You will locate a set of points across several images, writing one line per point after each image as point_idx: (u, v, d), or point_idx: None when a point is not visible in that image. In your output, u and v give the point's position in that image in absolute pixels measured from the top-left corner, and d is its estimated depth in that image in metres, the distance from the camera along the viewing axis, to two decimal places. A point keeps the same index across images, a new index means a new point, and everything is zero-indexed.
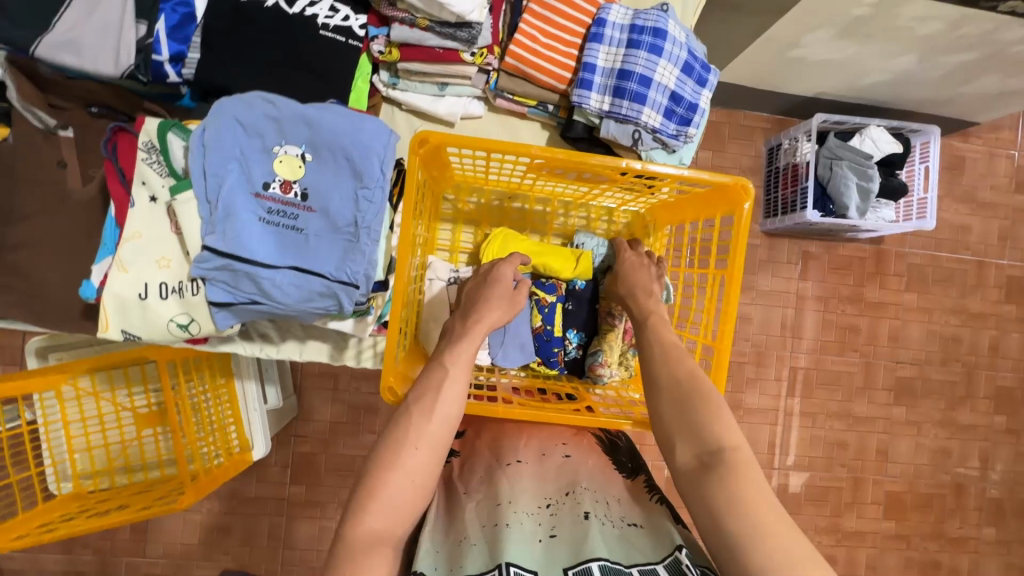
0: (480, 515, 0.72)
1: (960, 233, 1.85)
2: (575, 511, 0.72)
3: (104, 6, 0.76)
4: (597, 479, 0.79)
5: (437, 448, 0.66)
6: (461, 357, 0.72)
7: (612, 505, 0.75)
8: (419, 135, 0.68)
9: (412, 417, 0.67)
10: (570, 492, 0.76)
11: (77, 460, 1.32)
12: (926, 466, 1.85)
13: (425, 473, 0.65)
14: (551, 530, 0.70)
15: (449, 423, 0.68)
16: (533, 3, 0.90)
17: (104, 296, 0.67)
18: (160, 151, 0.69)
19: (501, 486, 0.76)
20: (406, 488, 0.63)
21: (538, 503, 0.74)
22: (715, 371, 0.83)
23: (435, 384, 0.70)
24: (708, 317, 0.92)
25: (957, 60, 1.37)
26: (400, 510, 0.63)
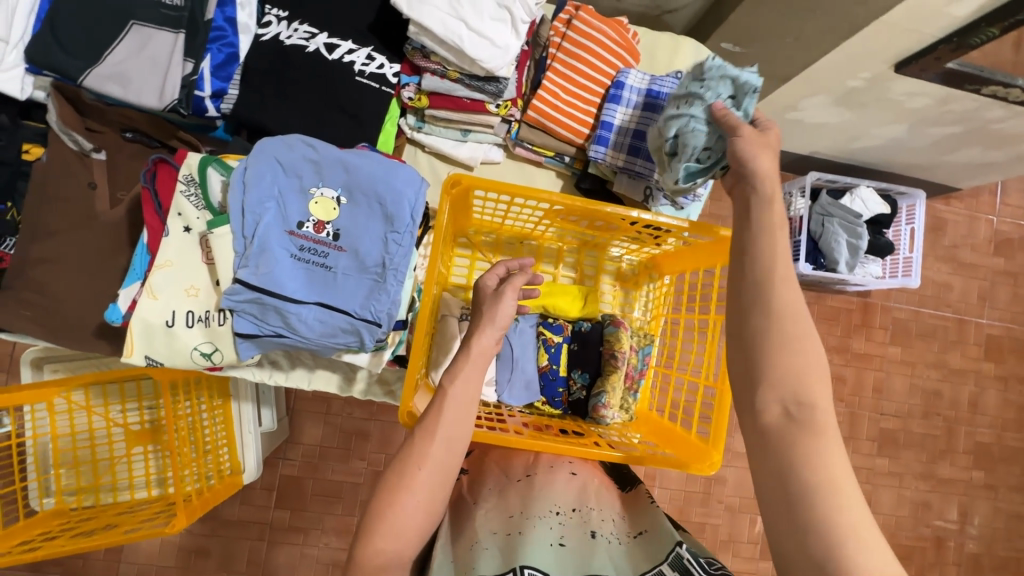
0: (490, 523, 0.73)
1: (942, 291, 1.93)
2: (582, 527, 0.73)
3: (155, 41, 0.80)
4: (602, 495, 0.80)
5: (441, 471, 0.68)
6: (463, 378, 0.73)
7: (618, 521, 0.76)
8: (452, 177, 0.73)
9: (416, 439, 0.69)
10: (578, 509, 0.76)
11: (63, 476, 1.29)
12: (907, 517, 1.88)
13: (435, 491, 0.68)
14: (562, 537, 0.70)
15: (454, 443, 0.70)
16: (556, 62, 0.97)
17: (132, 320, 0.69)
18: (198, 184, 0.72)
19: (513, 500, 0.77)
20: (416, 509, 0.66)
21: (548, 508, 0.75)
22: (718, 419, 0.84)
23: (438, 404, 0.71)
24: (709, 361, 0.93)
25: (943, 132, 1.46)
26: (410, 530, 0.66)
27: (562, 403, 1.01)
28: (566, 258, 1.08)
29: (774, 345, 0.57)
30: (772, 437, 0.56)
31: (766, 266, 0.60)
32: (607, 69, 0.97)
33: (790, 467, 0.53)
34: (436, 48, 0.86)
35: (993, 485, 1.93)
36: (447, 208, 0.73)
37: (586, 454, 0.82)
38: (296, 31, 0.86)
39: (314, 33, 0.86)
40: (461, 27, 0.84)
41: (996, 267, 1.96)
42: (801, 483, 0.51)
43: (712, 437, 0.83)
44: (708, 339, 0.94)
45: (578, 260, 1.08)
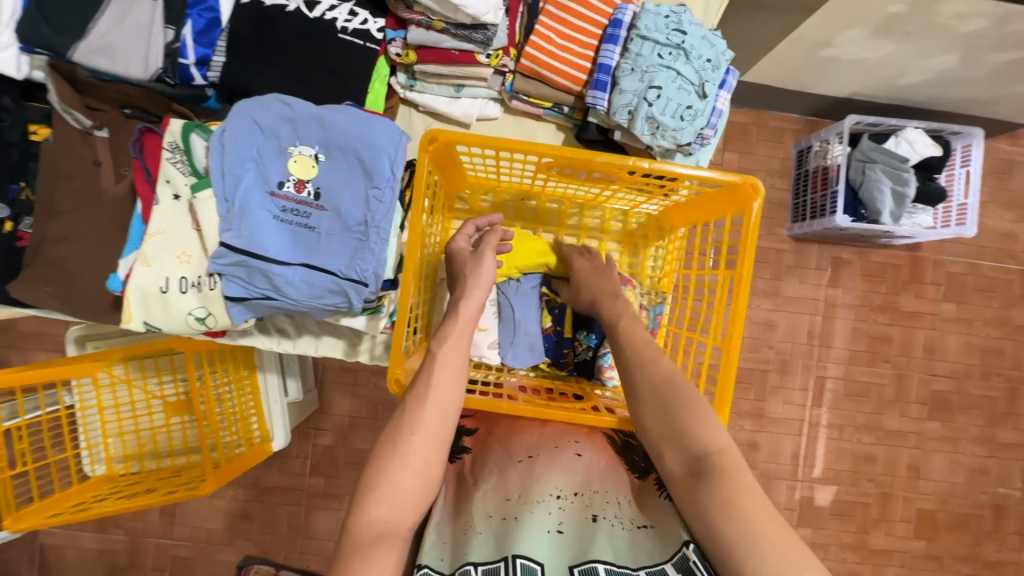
0: (487, 505, 0.71)
1: (1005, 240, 1.76)
2: (583, 511, 0.70)
3: (136, 10, 0.80)
4: (608, 478, 0.76)
5: (433, 436, 0.68)
6: (451, 345, 0.73)
7: (624, 505, 0.72)
8: (429, 133, 0.70)
9: (407, 405, 0.69)
10: (580, 492, 0.73)
11: (110, 444, 1.39)
12: (961, 484, 1.76)
13: (427, 460, 0.67)
14: (560, 523, 0.67)
15: (446, 410, 0.70)
16: (549, 5, 0.91)
17: (128, 288, 0.71)
18: (183, 151, 0.72)
19: (512, 482, 0.74)
20: (408, 477, 0.66)
21: (548, 493, 0.71)
22: (725, 372, 0.81)
23: (428, 368, 0.72)
24: (718, 318, 0.88)
25: (1004, 59, 1.30)
26: (404, 501, 0.65)
27: (568, 364, 0.99)
28: (570, 219, 1.05)
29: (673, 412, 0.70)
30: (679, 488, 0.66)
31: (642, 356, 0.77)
32: (602, 8, 0.91)
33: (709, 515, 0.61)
34: None
35: None
36: (428, 166, 0.70)
37: (586, 420, 0.79)
38: None
39: None
40: None
41: None
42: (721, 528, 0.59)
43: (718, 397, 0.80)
44: (718, 297, 0.89)
45: (582, 220, 1.05)
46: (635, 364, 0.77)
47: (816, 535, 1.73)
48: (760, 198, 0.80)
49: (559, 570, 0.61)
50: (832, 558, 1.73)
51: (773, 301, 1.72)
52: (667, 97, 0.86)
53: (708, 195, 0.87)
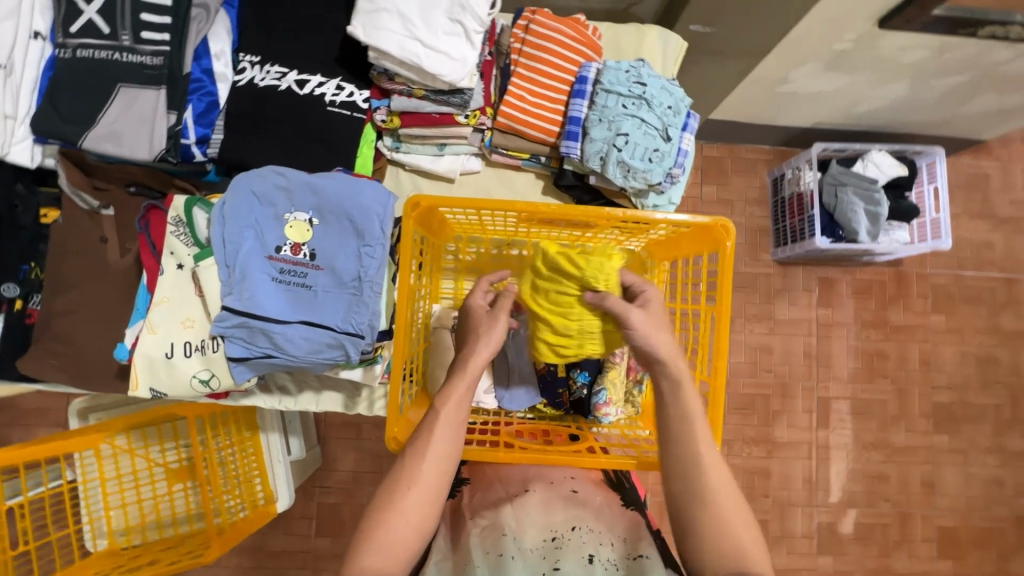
0: (483, 543, 0.72)
1: (982, 250, 1.82)
2: (580, 550, 0.71)
3: (140, 99, 0.84)
4: (602, 514, 0.78)
5: (430, 490, 0.69)
6: (454, 401, 0.73)
7: (616, 545, 0.73)
8: (412, 198, 0.74)
9: (406, 458, 0.70)
10: (576, 527, 0.74)
11: (113, 517, 1.37)
12: (979, 498, 1.74)
13: (423, 509, 0.68)
14: (555, 563, 0.69)
15: (445, 464, 0.70)
16: (519, 67, 0.99)
17: (135, 355, 0.74)
18: (186, 224, 0.77)
19: (508, 518, 0.75)
20: (404, 530, 0.66)
21: (543, 536, 0.73)
22: (714, 406, 0.83)
23: (428, 426, 0.72)
24: (703, 353, 0.91)
25: (950, 83, 1.40)
26: (398, 549, 0.66)
27: (564, 403, 1.00)
28: None
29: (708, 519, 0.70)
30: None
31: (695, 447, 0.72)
32: (569, 66, 0.99)
33: None
34: (397, 69, 0.90)
35: None
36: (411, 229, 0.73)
37: (589, 464, 0.78)
38: (268, 73, 0.91)
39: (284, 72, 0.91)
40: (418, 45, 0.87)
41: None
42: None
43: (709, 430, 0.82)
44: (699, 328, 0.92)
45: None
46: (676, 460, 0.73)
47: (838, 562, 1.68)
48: (731, 237, 0.86)
49: None
50: None
51: (766, 325, 1.75)
52: (635, 143, 0.93)
53: (683, 233, 0.92)
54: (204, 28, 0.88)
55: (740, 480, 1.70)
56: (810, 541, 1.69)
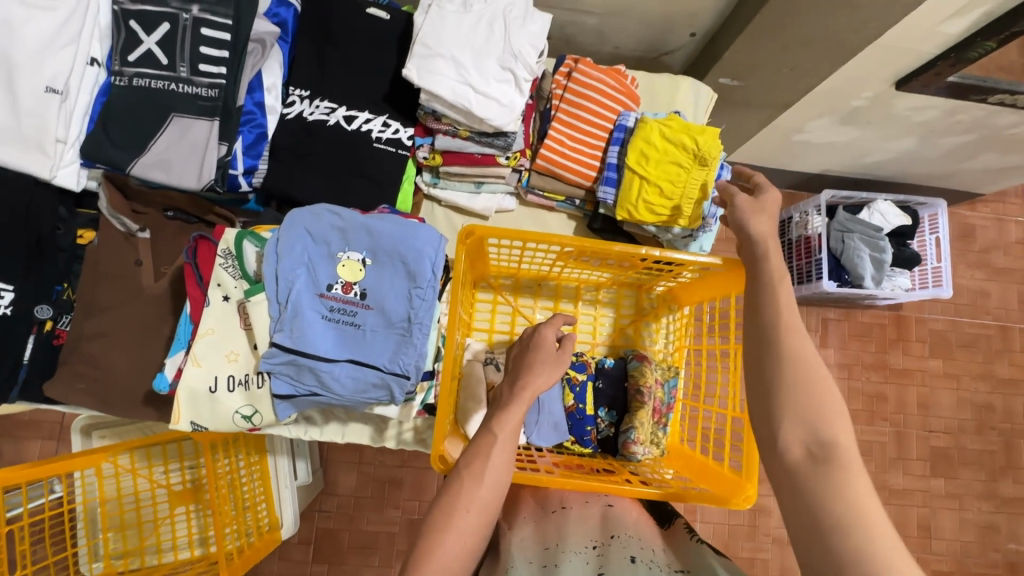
0: (528, 554, 0.74)
1: (978, 298, 1.88)
2: (622, 552, 0.72)
3: (194, 128, 0.85)
4: (640, 527, 0.80)
5: (485, 515, 0.68)
6: (508, 424, 0.73)
7: (657, 551, 0.74)
8: (465, 228, 0.77)
9: (463, 481, 0.69)
10: (615, 535, 0.76)
11: (110, 539, 1.33)
12: (973, 543, 1.76)
13: (476, 533, 0.67)
14: (599, 566, 0.70)
15: (499, 488, 0.69)
16: (560, 112, 1.01)
17: (178, 389, 0.73)
18: (236, 257, 0.77)
19: (549, 532, 0.78)
20: (458, 553, 0.65)
21: (586, 544, 0.75)
22: (747, 452, 0.82)
23: (484, 449, 0.71)
24: (734, 392, 0.91)
25: (955, 141, 1.46)
26: (453, 566, 0.64)
27: (592, 442, 1.01)
28: (586, 300, 1.10)
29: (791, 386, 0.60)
30: (798, 476, 0.57)
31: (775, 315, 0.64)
32: (608, 115, 1.01)
33: (814, 502, 0.54)
34: (446, 111, 0.91)
35: None
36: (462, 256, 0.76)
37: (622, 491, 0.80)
38: (317, 108, 0.93)
39: (333, 107, 0.93)
40: (469, 91, 0.89)
41: None
42: (828, 516, 0.52)
43: (744, 468, 0.82)
44: (730, 368, 0.92)
45: (597, 297, 1.10)
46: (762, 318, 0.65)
47: None
48: None
49: None
50: None
51: None
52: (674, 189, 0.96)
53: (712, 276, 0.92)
54: (259, 62, 0.88)
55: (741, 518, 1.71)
56: None
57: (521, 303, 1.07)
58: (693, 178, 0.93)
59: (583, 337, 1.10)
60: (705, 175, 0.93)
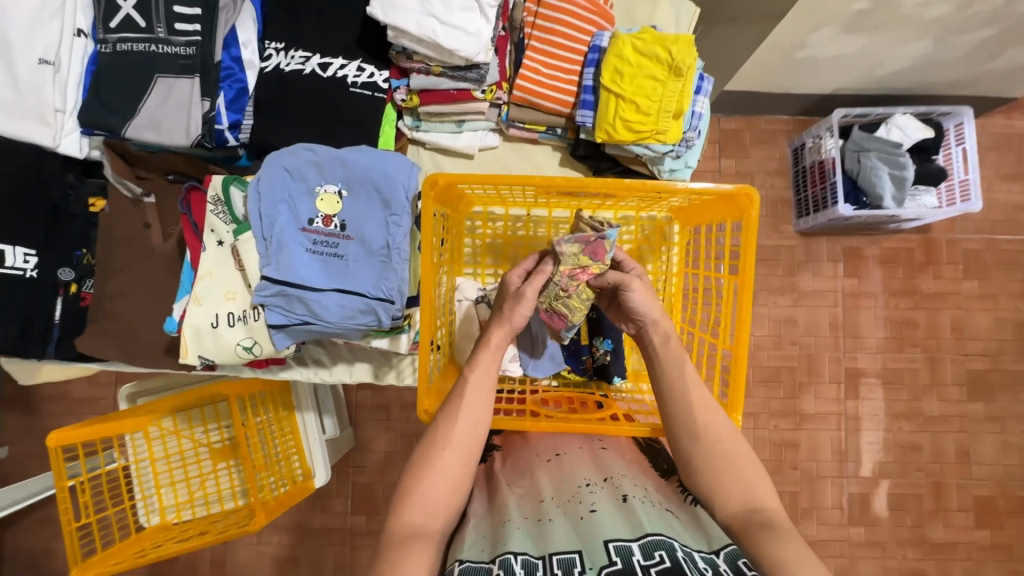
0: (522, 508, 0.69)
1: (1016, 212, 1.76)
2: (616, 492, 0.68)
3: (176, 88, 0.89)
4: (634, 468, 0.77)
5: (464, 452, 0.68)
6: (482, 367, 0.73)
7: (650, 490, 0.72)
8: (430, 177, 0.71)
9: (439, 423, 0.69)
10: (609, 476, 0.72)
11: (163, 494, 1.45)
12: (1017, 466, 1.70)
13: (458, 475, 0.67)
14: (591, 506, 0.65)
15: (478, 426, 0.70)
16: (533, 40, 1.00)
17: (184, 326, 0.79)
18: (224, 202, 0.82)
19: (542, 481, 0.73)
20: (439, 488, 0.65)
21: (577, 484, 0.71)
22: (734, 380, 0.81)
23: (460, 391, 0.72)
24: (725, 323, 0.89)
25: (976, 38, 1.36)
26: (433, 507, 0.64)
27: (589, 370, 0.99)
28: None
29: (709, 463, 0.69)
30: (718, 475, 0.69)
31: (684, 396, 0.73)
32: (582, 37, 0.99)
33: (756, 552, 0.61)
34: (415, 47, 0.93)
35: None
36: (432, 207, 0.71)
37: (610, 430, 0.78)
38: (292, 58, 0.95)
39: (307, 56, 0.95)
40: (435, 23, 0.90)
41: None
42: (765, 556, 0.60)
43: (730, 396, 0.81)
44: (722, 300, 0.89)
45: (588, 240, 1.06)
46: (674, 408, 0.73)
47: (871, 532, 1.67)
48: (756, 206, 0.81)
49: (597, 549, 0.58)
50: (892, 556, 1.67)
51: (790, 298, 1.74)
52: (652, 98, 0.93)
53: (703, 201, 0.88)
54: (232, 17, 0.92)
55: (768, 453, 1.69)
56: (841, 513, 1.68)
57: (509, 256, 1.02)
58: (669, 89, 0.92)
59: None
60: (681, 85, 0.92)
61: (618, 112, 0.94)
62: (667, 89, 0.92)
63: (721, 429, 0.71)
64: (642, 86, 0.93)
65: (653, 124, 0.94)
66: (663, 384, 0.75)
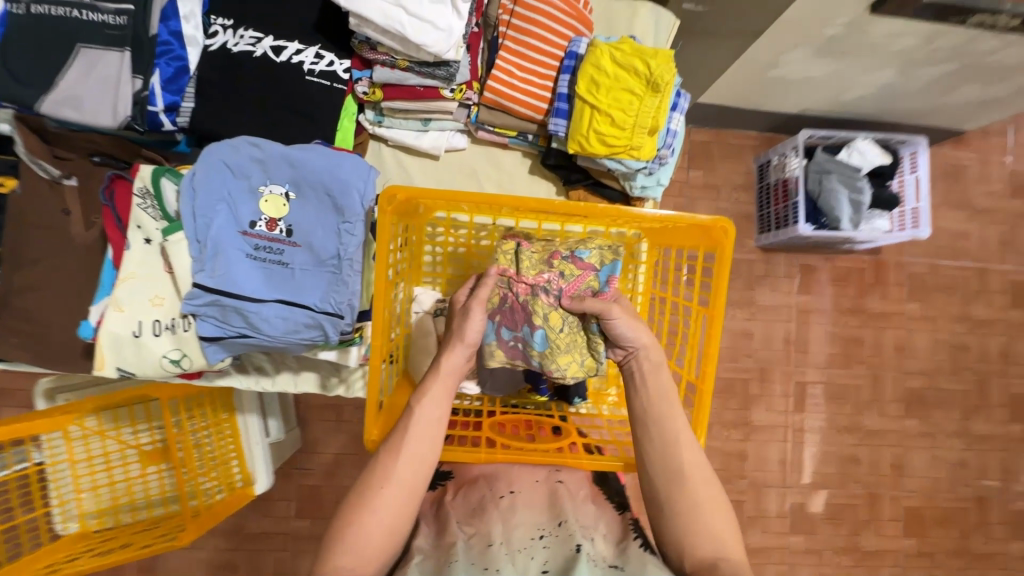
0: (469, 552, 0.63)
1: (958, 239, 1.84)
2: (568, 543, 0.65)
3: (103, 61, 0.79)
4: (587, 515, 0.73)
5: (405, 489, 0.64)
6: (431, 399, 0.69)
7: (600, 541, 0.69)
8: (386, 190, 0.65)
9: (380, 456, 0.66)
10: (564, 522, 0.69)
11: (83, 500, 1.33)
12: (944, 479, 1.80)
13: (395, 511, 0.63)
14: (544, 565, 0.63)
15: (421, 461, 0.66)
16: (506, 40, 0.95)
17: (100, 333, 0.70)
18: (154, 196, 0.73)
19: (494, 521, 0.69)
20: (375, 528, 0.61)
21: (530, 535, 0.68)
22: (699, 411, 0.80)
23: (404, 423, 0.67)
24: (692, 352, 0.86)
25: (937, 72, 1.38)
26: (368, 549, 0.61)
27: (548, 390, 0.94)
28: None
29: (678, 507, 0.67)
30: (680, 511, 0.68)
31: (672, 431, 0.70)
32: (559, 41, 0.95)
33: None
34: (380, 38, 0.86)
35: None
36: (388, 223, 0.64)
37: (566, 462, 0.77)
38: (241, 38, 0.86)
39: (259, 37, 0.87)
40: (402, 14, 0.83)
41: (1016, 209, 1.86)
42: None
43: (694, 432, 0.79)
44: (691, 330, 0.87)
45: None
46: (655, 444, 0.71)
47: (810, 540, 1.73)
48: (730, 239, 0.80)
49: None
50: (827, 563, 1.74)
51: (748, 311, 1.76)
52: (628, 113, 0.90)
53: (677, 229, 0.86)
54: None
55: (718, 463, 1.72)
56: (783, 521, 1.73)
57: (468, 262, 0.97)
58: (646, 104, 0.89)
59: None
60: (658, 101, 0.89)
61: (595, 126, 0.90)
62: (643, 106, 0.89)
63: (702, 473, 0.68)
64: (620, 101, 0.89)
65: (627, 139, 0.90)
66: (647, 421, 0.72)
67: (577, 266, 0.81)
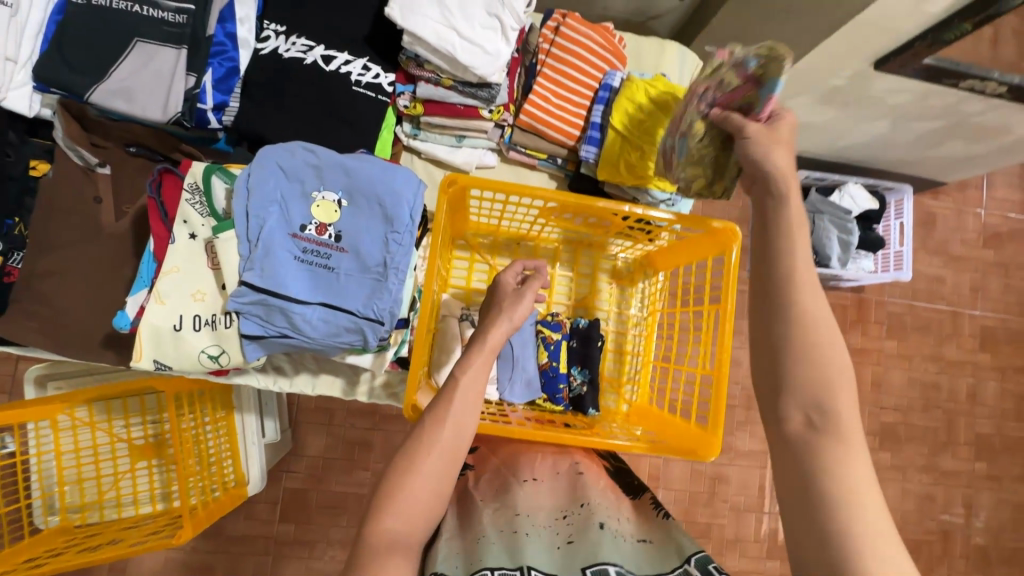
0: (495, 522, 0.71)
1: (934, 283, 1.95)
2: (590, 520, 0.69)
3: (159, 56, 0.83)
4: (608, 495, 0.77)
5: (448, 458, 0.64)
6: (474, 373, 0.69)
7: (624, 521, 0.72)
8: (448, 177, 0.75)
9: (425, 423, 0.66)
10: (585, 504, 0.73)
11: (67, 493, 1.27)
12: (912, 511, 1.88)
13: (439, 479, 0.63)
14: (568, 537, 0.69)
15: (465, 435, 0.66)
16: (544, 67, 1.00)
17: (140, 325, 0.71)
18: (203, 193, 0.74)
19: (519, 501, 0.75)
20: (421, 494, 0.61)
21: (555, 516, 0.73)
22: (716, 407, 0.82)
23: (449, 389, 0.68)
24: (705, 350, 0.91)
25: (927, 127, 1.47)
26: (412, 512, 0.61)
27: (564, 400, 1.02)
28: (563, 258, 1.09)
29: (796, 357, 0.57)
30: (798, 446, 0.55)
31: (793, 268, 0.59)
32: (594, 73, 1.00)
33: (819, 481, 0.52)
34: (429, 56, 0.89)
35: (995, 475, 1.92)
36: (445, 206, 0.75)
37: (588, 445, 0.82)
38: (293, 45, 0.89)
39: (311, 45, 0.89)
40: (454, 36, 0.87)
41: (987, 259, 1.98)
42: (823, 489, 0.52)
43: (710, 424, 0.81)
44: (703, 330, 0.92)
45: (575, 259, 1.10)
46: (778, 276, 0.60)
47: None
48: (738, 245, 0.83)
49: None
50: None
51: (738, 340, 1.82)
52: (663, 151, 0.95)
53: (690, 239, 0.90)
54: None
55: None
56: None
57: (498, 263, 1.06)
58: None
59: (558, 299, 1.10)
60: None
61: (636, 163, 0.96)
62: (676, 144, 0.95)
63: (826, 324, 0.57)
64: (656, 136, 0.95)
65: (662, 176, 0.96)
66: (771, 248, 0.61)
67: (795, 57, 0.68)
